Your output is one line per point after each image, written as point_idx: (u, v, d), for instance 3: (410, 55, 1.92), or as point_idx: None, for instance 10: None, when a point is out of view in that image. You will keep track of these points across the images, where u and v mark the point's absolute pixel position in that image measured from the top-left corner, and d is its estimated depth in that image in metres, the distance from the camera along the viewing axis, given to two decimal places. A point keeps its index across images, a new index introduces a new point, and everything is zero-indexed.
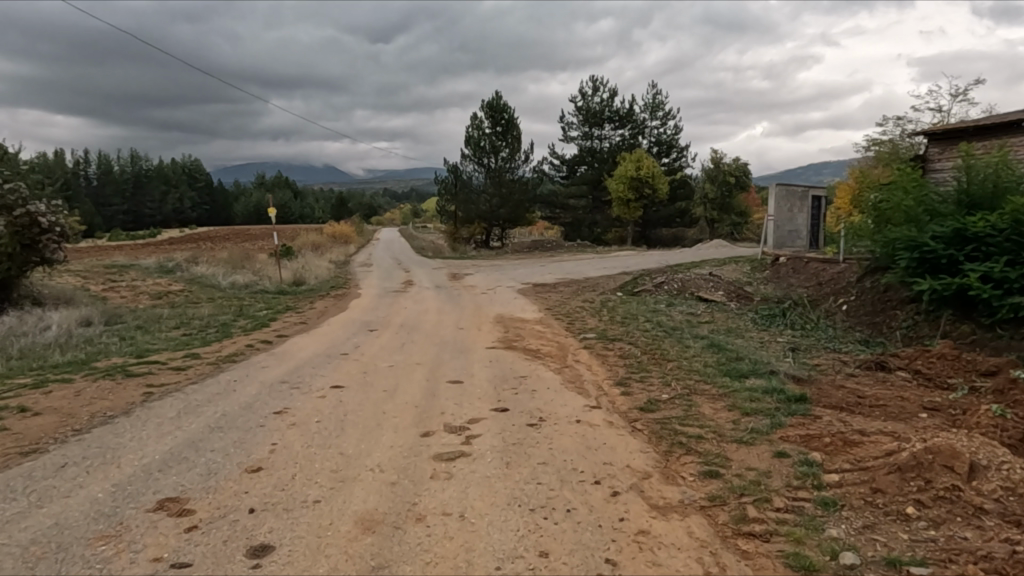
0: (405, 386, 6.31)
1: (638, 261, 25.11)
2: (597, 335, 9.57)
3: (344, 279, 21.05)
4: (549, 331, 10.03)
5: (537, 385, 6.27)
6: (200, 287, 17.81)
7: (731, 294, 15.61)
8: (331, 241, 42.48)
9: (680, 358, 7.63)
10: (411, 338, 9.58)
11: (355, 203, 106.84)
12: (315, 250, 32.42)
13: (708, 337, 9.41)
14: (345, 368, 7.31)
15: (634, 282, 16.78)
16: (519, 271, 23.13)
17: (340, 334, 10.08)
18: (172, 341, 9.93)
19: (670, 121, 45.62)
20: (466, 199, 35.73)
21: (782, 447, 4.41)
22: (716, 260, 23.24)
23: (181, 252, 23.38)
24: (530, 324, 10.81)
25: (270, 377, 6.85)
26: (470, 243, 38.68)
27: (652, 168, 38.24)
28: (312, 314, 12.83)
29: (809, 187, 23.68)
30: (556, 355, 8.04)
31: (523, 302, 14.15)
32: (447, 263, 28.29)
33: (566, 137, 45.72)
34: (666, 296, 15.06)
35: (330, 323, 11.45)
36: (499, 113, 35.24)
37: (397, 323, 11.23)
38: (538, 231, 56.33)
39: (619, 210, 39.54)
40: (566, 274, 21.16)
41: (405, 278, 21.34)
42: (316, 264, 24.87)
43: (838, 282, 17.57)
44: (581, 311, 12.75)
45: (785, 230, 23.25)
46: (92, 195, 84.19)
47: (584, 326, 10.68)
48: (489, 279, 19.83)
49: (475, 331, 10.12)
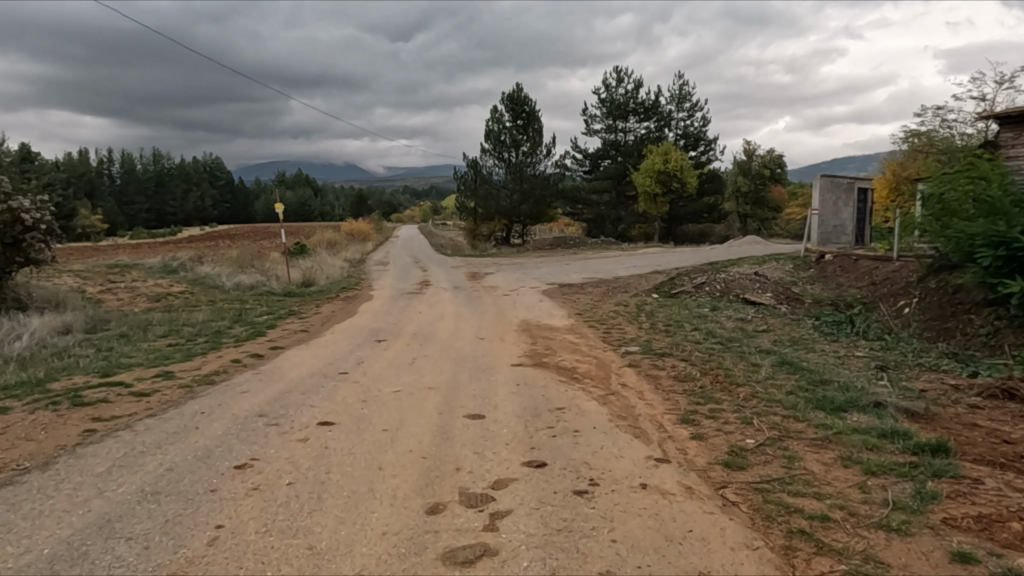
0: (411, 423, 4.95)
1: (670, 259, 23.56)
2: (641, 348, 8.16)
3: (357, 279, 19.85)
4: (585, 342, 8.63)
5: (579, 424, 4.87)
6: (203, 288, 16.67)
7: (780, 296, 14.13)
8: (348, 238, 41.42)
9: (751, 383, 6.20)
10: (424, 351, 8.25)
11: (375, 200, 106.22)
12: (330, 249, 31.34)
13: (773, 351, 7.96)
14: (341, 395, 5.98)
15: (671, 283, 15.33)
16: (544, 270, 21.77)
17: (343, 347, 8.78)
18: (152, 354, 8.69)
19: (697, 113, 43.87)
20: (486, 194, 34.43)
21: (959, 543, 2.98)
22: (754, 258, 21.66)
23: (187, 251, 22.27)
24: (561, 333, 9.43)
25: (247, 409, 5.53)
26: (490, 240, 37.35)
27: (680, 161, 36.59)
28: (316, 320, 11.55)
29: (855, 179, 21.99)
30: (596, 376, 6.65)
31: (550, 306, 12.78)
32: (466, 261, 26.98)
33: (589, 130, 44.21)
34: (708, 299, 13.61)
35: (334, 332, 10.15)
36: (520, 106, 33.80)
37: (409, 332, 9.89)
38: (560, 228, 54.87)
39: (645, 205, 37.94)
40: (594, 273, 19.76)
41: (422, 278, 20.09)
42: (329, 263, 23.71)
43: (895, 281, 15.95)
44: (616, 317, 11.35)
45: (829, 225, 21.57)
46: (115, 193, 84.40)
47: (624, 335, 9.27)
48: (510, 279, 18.48)
49: (497, 343, 8.77)
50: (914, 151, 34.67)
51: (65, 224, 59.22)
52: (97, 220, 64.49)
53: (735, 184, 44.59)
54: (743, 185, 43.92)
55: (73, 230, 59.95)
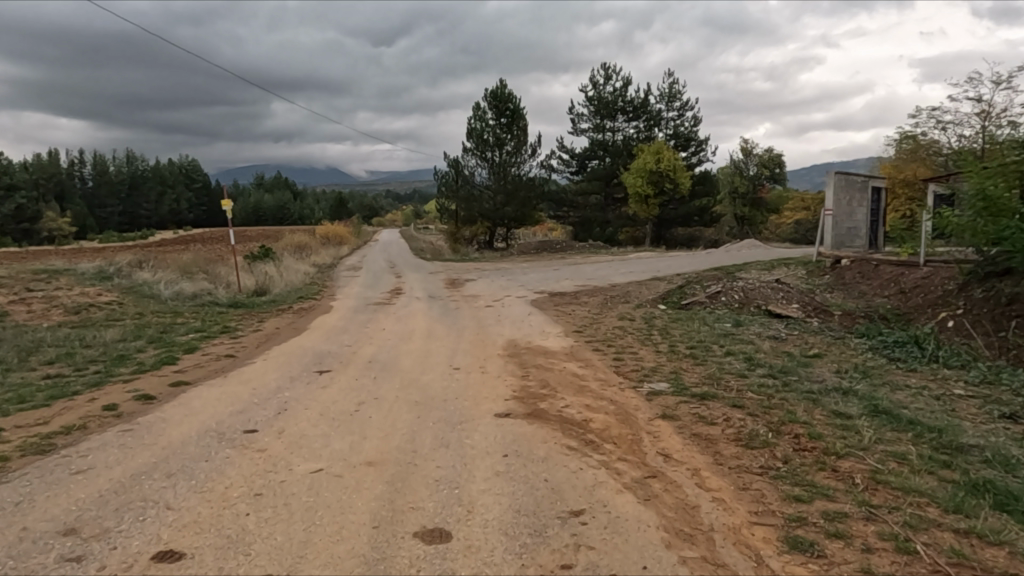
0: (320, 562, 2.78)
1: (669, 264, 21.56)
2: (671, 386, 6.03)
3: (320, 286, 17.59)
4: (594, 376, 6.49)
5: (618, 563, 2.75)
6: (136, 298, 14.36)
7: (808, 308, 12.17)
8: (322, 242, 39.12)
9: (858, 455, 4.11)
10: (377, 391, 6.06)
11: (355, 203, 103.73)
12: (299, 253, 29.04)
13: (849, 388, 5.90)
14: (228, 480, 3.80)
15: (681, 292, 13.31)
16: (531, 276, 19.66)
17: (272, 381, 6.55)
18: (8, 394, 6.43)
19: (688, 112, 42.14)
20: (468, 195, 32.32)
21: None
22: (762, 263, 19.73)
23: (132, 254, 19.81)
24: (561, 361, 7.30)
25: (55, 517, 3.31)
26: (472, 244, 35.14)
27: (672, 160, 34.71)
28: (251, 339, 9.27)
29: (869, 177, 20.09)
30: (621, 436, 4.53)
31: (541, 320, 10.65)
32: (447, 267, 24.87)
33: (576, 129, 42.29)
34: (726, 312, 11.60)
35: (270, 358, 7.93)
36: (504, 103, 31.68)
37: (364, 358, 7.68)
38: (543, 231, 52.84)
39: (635, 207, 36.03)
40: (588, 280, 17.71)
41: (394, 285, 17.91)
42: (293, 269, 21.43)
43: (928, 290, 14.05)
44: (623, 335, 9.25)
45: (843, 227, 19.64)
46: (86, 196, 81.16)
47: (641, 363, 7.17)
48: (493, 286, 16.35)
49: (477, 376, 6.60)
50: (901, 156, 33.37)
51: (31, 227, 56.11)
52: (66, 223, 61.40)
53: (724, 185, 42.87)
54: (734, 186, 42.13)
55: (39, 234, 56.81)
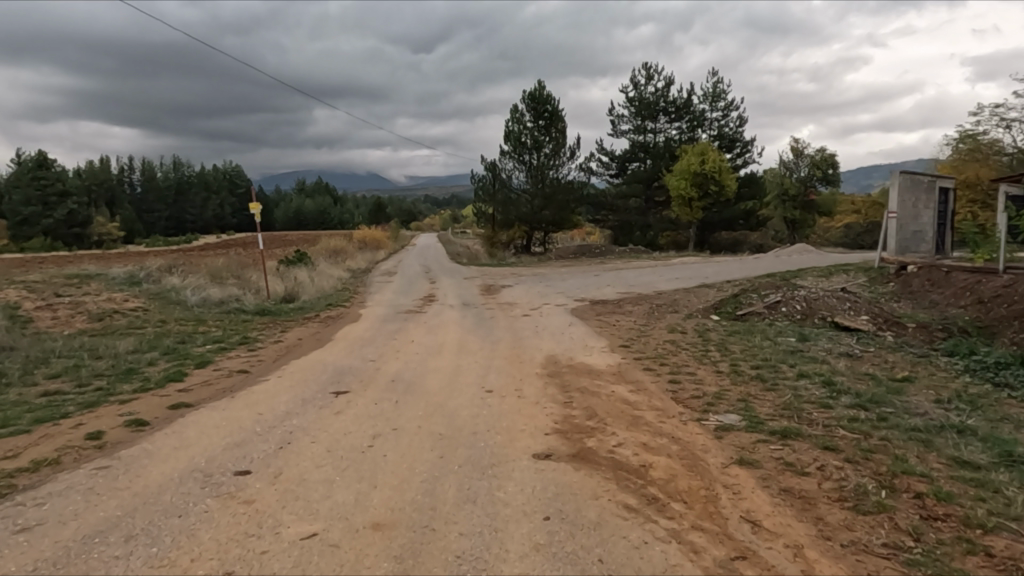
0: None
1: (717, 270, 20.43)
2: (743, 419, 5.07)
3: (351, 292, 17.02)
4: (648, 404, 5.58)
5: None
6: (163, 304, 13.94)
7: (879, 320, 11.02)
8: (358, 247, 38.87)
9: (1014, 532, 3.11)
10: (398, 419, 5.25)
11: (394, 208, 104.28)
12: (334, 258, 28.69)
13: (963, 426, 4.88)
14: (197, 549, 3.00)
15: (735, 301, 12.28)
16: (570, 282, 18.80)
17: (281, 404, 5.79)
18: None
19: (732, 112, 40.71)
20: (505, 199, 31.58)
21: None
22: (818, 270, 18.46)
23: (165, 259, 19.56)
24: (608, 384, 6.40)
25: None
26: (509, 249, 34.37)
27: (718, 161, 33.39)
28: (270, 352, 8.59)
29: (936, 177, 18.58)
30: (692, 492, 3.62)
31: (583, 333, 9.76)
32: (483, 272, 24.17)
33: (615, 131, 41.23)
34: (787, 325, 10.55)
35: (286, 375, 7.21)
36: (542, 105, 30.81)
37: (387, 376, 6.90)
38: (581, 235, 51.87)
39: (678, 211, 34.79)
40: (631, 287, 16.76)
41: (428, 291, 17.22)
42: (326, 274, 20.97)
43: (1011, 300, 12.68)
44: (675, 351, 8.31)
45: (908, 231, 18.19)
46: (135, 202, 83.13)
47: (700, 388, 6.23)
48: (531, 293, 15.54)
49: (512, 401, 5.73)
50: (962, 156, 31.50)
51: (82, 231, 57.44)
52: (114, 228, 62.77)
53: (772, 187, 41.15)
54: (783, 188, 40.41)
55: (89, 238, 58.16)
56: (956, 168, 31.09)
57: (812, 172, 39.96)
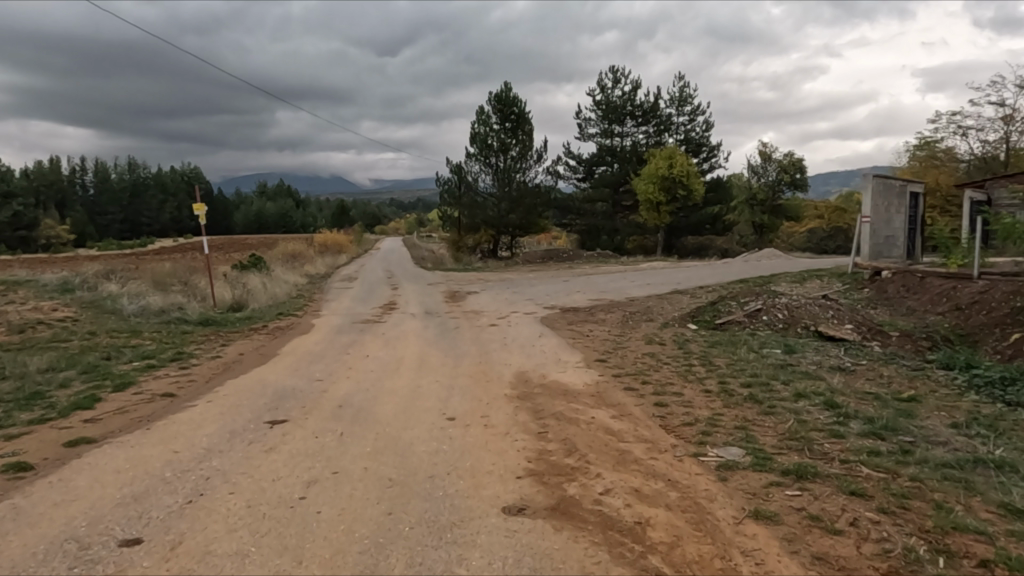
0: None
1: (688, 276, 19.93)
2: (748, 456, 4.33)
3: (306, 299, 15.98)
4: (635, 436, 4.83)
5: None
6: (95, 313, 12.76)
7: (863, 328, 10.51)
8: (319, 251, 37.57)
9: None
10: (339, 459, 4.38)
11: (358, 212, 102.48)
12: (293, 263, 27.47)
13: (996, 459, 4.23)
14: None
15: (714, 308, 11.67)
16: (539, 288, 18.05)
17: (202, 438, 4.88)
18: None
19: (699, 117, 40.61)
20: (471, 203, 30.76)
21: None
22: (790, 275, 18.09)
23: (106, 264, 18.21)
24: (587, 408, 5.64)
25: None
26: (475, 253, 33.51)
27: (686, 165, 33.10)
28: (204, 371, 7.62)
29: (906, 182, 18.35)
30: (704, 565, 2.87)
31: (554, 345, 9.00)
32: (448, 277, 23.31)
33: (583, 134, 40.78)
34: (770, 335, 9.97)
35: (217, 398, 6.28)
36: (509, 107, 30.08)
37: (334, 401, 6.01)
38: (548, 240, 51.30)
39: (647, 215, 34.43)
40: (602, 293, 16.10)
41: (389, 298, 16.28)
42: (281, 280, 19.86)
43: (991, 305, 12.34)
44: (657, 366, 7.61)
45: (881, 236, 17.88)
46: (87, 204, 79.85)
47: (691, 412, 5.51)
48: (498, 301, 14.77)
49: (477, 432, 4.93)
50: (923, 162, 31.77)
51: (28, 233, 54.60)
52: (64, 230, 59.91)
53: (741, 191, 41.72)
54: (751, 193, 40.93)
55: (37, 242, 55.41)
56: (916, 174, 31.35)
57: (779, 176, 39.94)
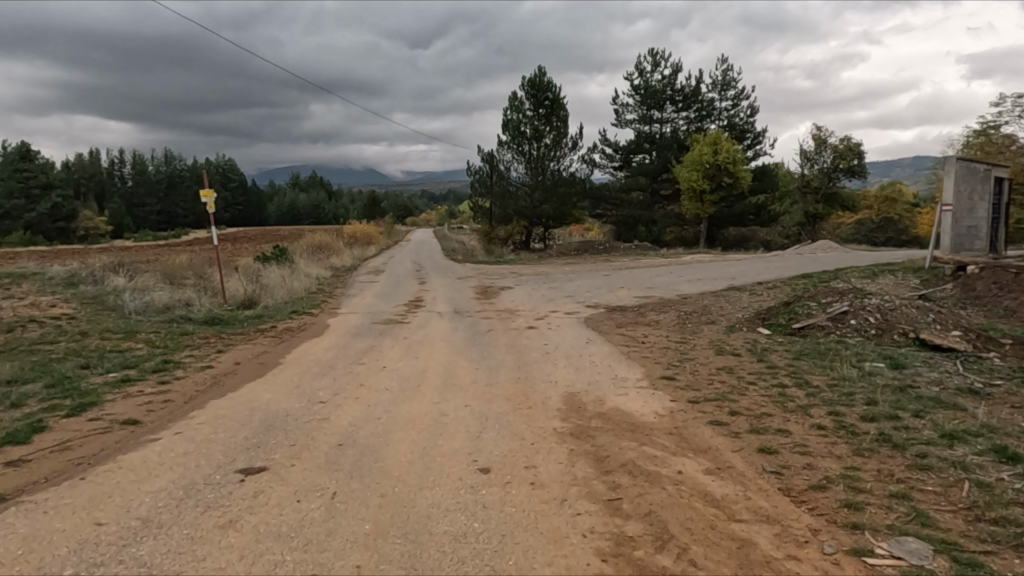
0: None
1: (741, 270, 18.22)
2: (943, 559, 2.80)
3: (324, 295, 14.72)
4: (751, 512, 3.35)
5: None
6: (95, 310, 11.63)
7: (973, 336, 8.78)
8: (348, 243, 36.53)
9: None
10: (321, 548, 2.99)
11: (390, 203, 101.99)
12: (318, 255, 26.37)
13: None
14: None
15: (788, 310, 10.03)
16: (578, 283, 16.56)
17: (143, 501, 3.55)
18: None
19: (742, 102, 38.50)
20: (503, 192, 29.34)
21: None
22: (857, 271, 16.32)
23: (117, 256, 17.20)
24: (668, 457, 4.18)
25: None
26: (507, 245, 32.02)
27: (731, 151, 31.16)
28: (187, 387, 6.32)
29: (992, 165, 16.18)
30: None
31: (605, 356, 7.53)
32: (480, 271, 21.97)
33: (619, 121, 39.03)
34: (861, 344, 8.35)
35: (189, 429, 4.94)
36: (543, 92, 28.45)
37: (333, 437, 4.66)
38: (579, 232, 49.69)
39: (689, 205, 32.63)
40: (649, 289, 14.54)
41: (415, 294, 14.96)
42: (303, 273, 18.72)
43: None
44: (740, 387, 6.10)
45: (963, 226, 15.87)
46: (125, 195, 80.44)
47: (816, 466, 4.00)
48: (534, 298, 13.33)
49: (520, 498, 3.50)
50: (991, 147, 29.36)
51: (67, 225, 54.68)
52: (103, 221, 60.00)
53: (795, 180, 39.58)
54: (804, 180, 38.70)
55: (75, 233, 55.46)
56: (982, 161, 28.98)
57: (834, 162, 37.66)
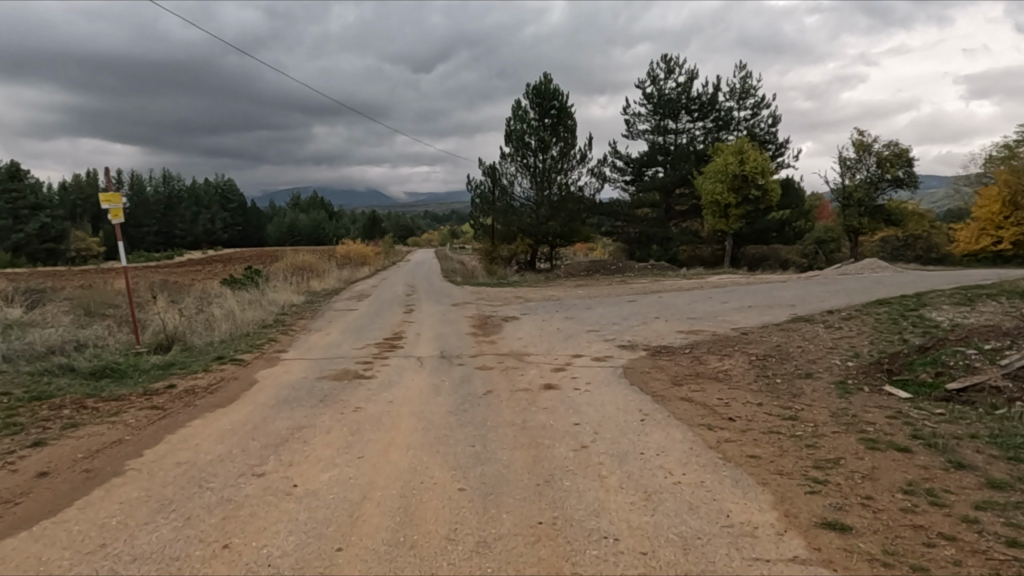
0: None
1: (794, 294, 15.04)
2: None
3: (276, 330, 11.50)
4: None
5: None
6: None
7: None
8: (339, 265, 33.27)
9: None
10: None
11: (391, 224, 99.12)
12: (297, 278, 23.15)
13: None
14: None
15: (927, 359, 6.80)
16: (603, 310, 13.45)
17: None
18: None
19: (763, 112, 35.62)
20: (505, 208, 26.28)
21: None
22: (942, 296, 13.18)
23: (36, 283, 14.02)
24: None
25: None
26: (510, 265, 28.82)
27: (759, 160, 28.18)
28: None
29: None
30: None
31: (685, 457, 4.35)
32: (480, 295, 18.87)
33: (630, 132, 36.08)
34: None
35: None
36: (549, 100, 25.53)
37: None
38: (585, 250, 46.53)
39: (712, 220, 29.58)
40: (692, 322, 11.36)
41: (396, 328, 11.77)
42: (266, 299, 15.52)
43: None
44: (1007, 560, 2.91)
45: None
46: None
47: None
48: (546, 334, 10.15)
49: None
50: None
51: (56, 246, 51.09)
52: (96, 242, 56.73)
53: (832, 190, 36.35)
54: (846, 190, 35.58)
55: (65, 255, 51.89)
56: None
57: (880, 171, 34.43)
